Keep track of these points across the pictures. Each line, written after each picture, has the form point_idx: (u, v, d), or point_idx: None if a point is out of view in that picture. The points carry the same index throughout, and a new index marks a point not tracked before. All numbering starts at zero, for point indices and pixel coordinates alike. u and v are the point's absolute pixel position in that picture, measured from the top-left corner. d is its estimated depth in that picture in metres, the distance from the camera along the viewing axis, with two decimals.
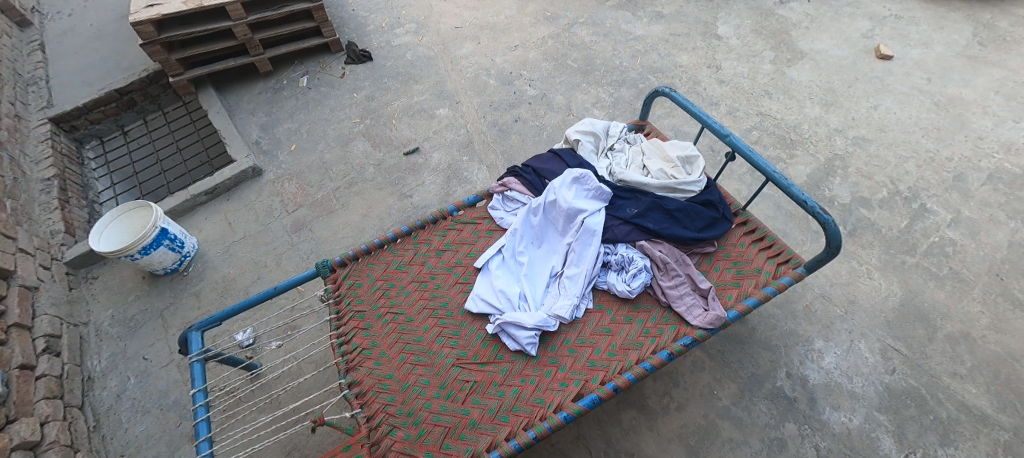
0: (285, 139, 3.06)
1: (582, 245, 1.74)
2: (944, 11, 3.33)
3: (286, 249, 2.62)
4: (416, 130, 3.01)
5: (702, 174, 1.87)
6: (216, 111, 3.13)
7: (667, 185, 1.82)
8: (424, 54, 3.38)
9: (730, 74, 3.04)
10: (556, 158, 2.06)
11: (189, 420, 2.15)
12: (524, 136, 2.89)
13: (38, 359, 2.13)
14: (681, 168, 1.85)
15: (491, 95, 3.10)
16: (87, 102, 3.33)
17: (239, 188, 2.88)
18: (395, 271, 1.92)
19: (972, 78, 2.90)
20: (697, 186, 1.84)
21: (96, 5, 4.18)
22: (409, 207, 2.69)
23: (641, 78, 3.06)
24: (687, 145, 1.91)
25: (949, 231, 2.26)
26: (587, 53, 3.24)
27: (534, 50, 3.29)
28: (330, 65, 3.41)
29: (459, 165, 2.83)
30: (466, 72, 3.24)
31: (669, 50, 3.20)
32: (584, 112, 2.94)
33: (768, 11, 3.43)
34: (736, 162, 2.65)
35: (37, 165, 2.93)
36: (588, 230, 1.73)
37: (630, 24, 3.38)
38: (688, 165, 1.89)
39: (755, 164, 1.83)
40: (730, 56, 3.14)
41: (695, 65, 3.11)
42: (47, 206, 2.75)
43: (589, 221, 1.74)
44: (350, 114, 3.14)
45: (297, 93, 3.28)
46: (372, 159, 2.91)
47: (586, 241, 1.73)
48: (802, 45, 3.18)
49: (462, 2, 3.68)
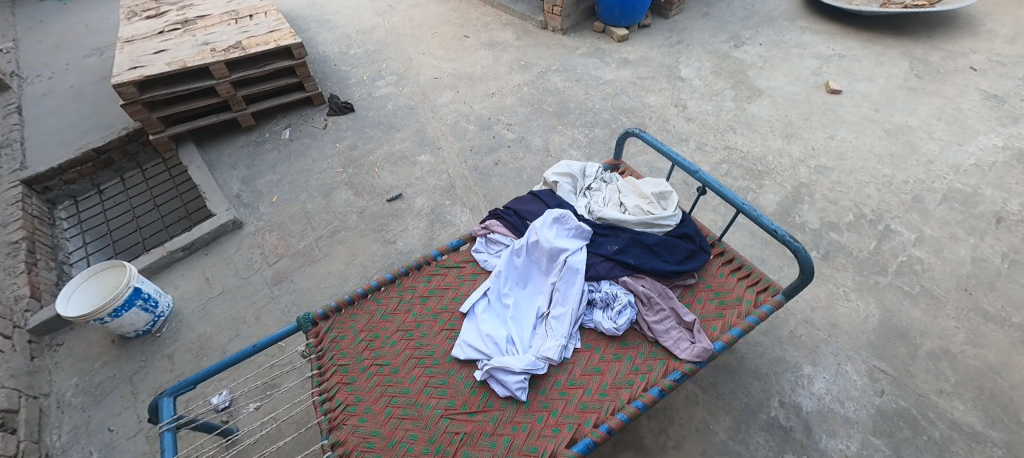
0: (266, 191, 3.05)
1: (566, 284, 1.74)
2: (881, 49, 3.65)
3: (266, 303, 2.54)
4: (398, 177, 3.04)
5: (677, 209, 1.92)
6: (196, 166, 3.12)
7: (645, 220, 1.86)
8: (404, 104, 3.49)
9: (696, 112, 3.22)
10: (535, 199, 2.07)
11: None
12: (505, 179, 2.95)
13: None
14: (656, 203, 1.91)
15: (470, 140, 3.19)
16: (62, 163, 3.29)
17: (217, 243, 2.82)
18: (379, 321, 1.85)
19: (915, 107, 3.14)
20: (673, 220, 1.88)
21: (76, 67, 4.21)
22: (393, 253, 2.68)
23: (614, 119, 3.21)
24: (661, 181, 1.97)
25: (915, 249, 2.37)
26: (561, 97, 3.39)
27: (510, 96, 3.43)
28: (312, 118, 3.47)
29: (442, 209, 2.85)
30: (446, 120, 3.34)
31: (638, 92, 3.38)
32: (562, 153, 3.04)
33: (725, 54, 3.69)
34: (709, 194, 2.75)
35: (5, 228, 2.85)
36: (571, 268, 1.74)
37: (599, 70, 3.58)
38: (663, 201, 1.94)
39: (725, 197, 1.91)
40: (694, 96, 3.33)
41: (663, 105, 3.28)
42: (12, 272, 2.66)
43: (571, 260, 1.75)
44: (332, 164, 3.16)
45: (279, 146, 3.30)
46: (355, 207, 2.91)
47: (570, 279, 1.74)
48: (759, 83, 3.41)
49: (438, 55, 3.85)
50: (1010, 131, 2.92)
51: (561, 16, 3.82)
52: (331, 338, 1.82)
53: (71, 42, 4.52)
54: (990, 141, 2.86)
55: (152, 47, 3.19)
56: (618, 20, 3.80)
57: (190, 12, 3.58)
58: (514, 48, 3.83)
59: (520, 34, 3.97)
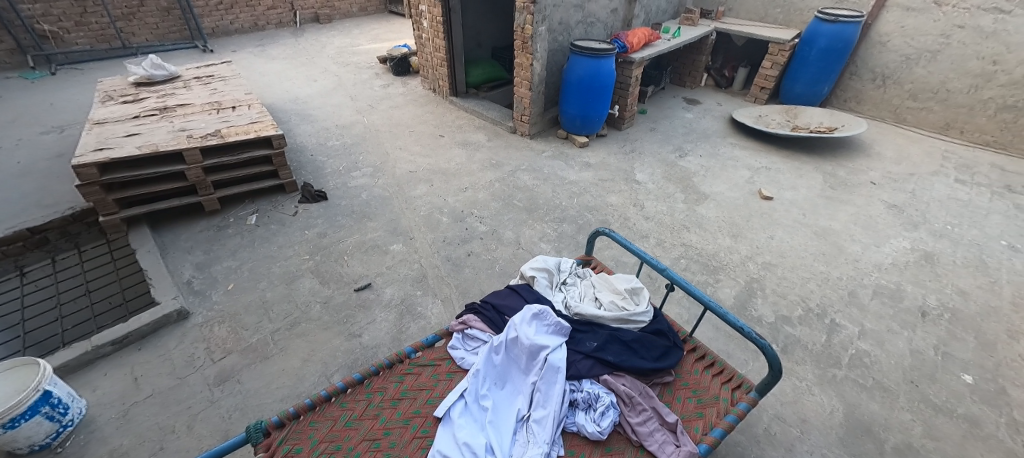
0: (223, 278, 2.87)
1: (548, 383, 1.69)
2: (800, 164, 4.26)
3: (204, 408, 2.26)
4: (368, 266, 2.97)
5: (650, 304, 1.99)
6: (147, 250, 2.92)
7: (621, 316, 1.90)
8: (378, 194, 3.54)
9: (653, 212, 3.50)
10: (513, 293, 2.09)
11: None
12: (478, 269, 2.98)
13: None
14: (630, 299, 1.97)
15: (443, 231, 3.23)
16: None
17: (155, 335, 2.56)
18: (343, 429, 1.68)
19: (836, 213, 3.60)
20: (646, 316, 1.93)
21: (29, 143, 3.99)
22: (358, 347, 2.52)
23: (580, 216, 3.41)
24: (632, 278, 2.07)
25: (861, 343, 2.56)
26: (530, 193, 3.59)
27: (482, 191, 3.59)
28: (282, 204, 3.40)
29: (413, 299, 2.79)
30: (419, 211, 3.40)
31: (600, 192, 3.66)
32: (532, 245, 3.15)
33: (672, 162, 4.15)
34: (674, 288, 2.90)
35: None
36: (552, 366, 1.71)
37: (564, 171, 3.88)
38: (635, 295, 2.02)
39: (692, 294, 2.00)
40: (650, 197, 3.65)
41: (623, 204, 3.56)
42: None
43: (552, 358, 1.72)
44: (298, 251, 3.06)
45: (243, 232, 3.17)
46: (320, 296, 2.78)
47: (551, 378, 1.70)
48: (704, 188, 3.81)
49: (414, 150, 4.03)
50: (915, 236, 3.39)
51: (528, 123, 4.20)
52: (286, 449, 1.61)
53: (27, 118, 4.34)
54: (901, 244, 3.30)
55: (123, 131, 3.15)
56: (579, 129, 4.23)
57: (170, 100, 3.62)
58: (486, 148, 4.10)
59: (490, 136, 4.29)
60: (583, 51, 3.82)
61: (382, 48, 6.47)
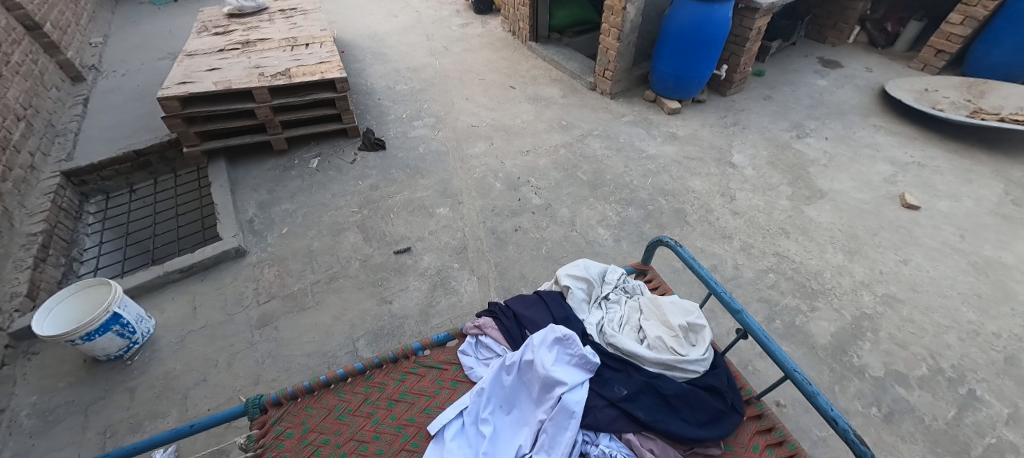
0: (279, 220, 2.95)
1: (557, 426, 1.44)
2: (970, 164, 3.20)
3: (244, 348, 2.41)
4: (411, 228, 2.86)
5: (708, 349, 1.58)
6: (219, 184, 3.07)
7: (665, 361, 1.54)
8: (435, 149, 3.35)
9: (745, 206, 2.87)
10: (541, 302, 1.80)
11: None
12: (522, 248, 2.73)
13: None
14: (682, 339, 1.58)
15: (494, 199, 2.99)
16: (103, 160, 3.34)
17: (216, 268, 2.72)
18: (335, 422, 1.62)
19: (1011, 240, 2.66)
20: (700, 366, 1.54)
21: (149, 68, 4.40)
22: (387, 315, 2.48)
23: (651, 200, 2.94)
24: (693, 310, 1.66)
25: (1009, 430, 1.92)
26: (597, 166, 3.17)
27: (545, 158, 3.25)
28: (343, 149, 3.38)
29: (448, 272, 2.64)
30: (474, 172, 3.17)
31: (682, 173, 3.11)
32: (588, 230, 2.80)
33: (784, 143, 3.36)
34: None
35: (30, 217, 2.90)
36: (565, 409, 1.44)
37: (644, 142, 3.37)
38: (691, 333, 1.62)
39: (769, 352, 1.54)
40: (745, 187, 3.00)
41: (708, 192, 2.97)
42: (20, 265, 2.66)
43: (567, 398, 1.46)
44: (349, 202, 3.03)
45: (304, 174, 3.22)
46: (360, 254, 2.75)
47: (562, 420, 1.44)
48: (821, 185, 3.03)
49: (480, 101, 3.74)
50: None
51: (612, 81, 3.64)
52: (280, 431, 1.60)
53: (151, 43, 4.78)
54: None
55: (207, 65, 3.24)
56: (672, 92, 3.57)
57: (253, 34, 3.66)
58: (558, 106, 3.69)
59: (566, 92, 3.82)
60: None
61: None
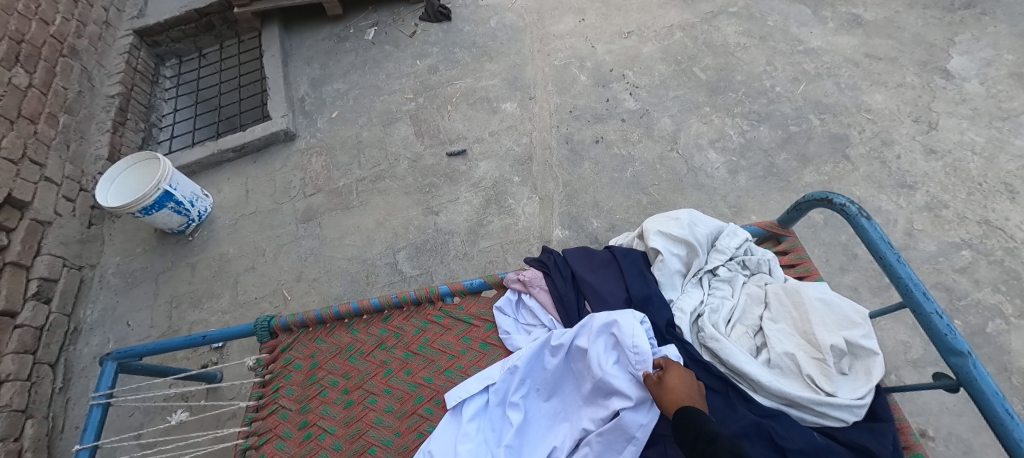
0: (330, 102, 2.62)
1: (605, 447, 1.04)
2: None
3: (288, 241, 2.25)
4: (470, 125, 2.40)
5: (870, 389, 1.02)
6: (271, 54, 2.74)
7: (793, 397, 1.03)
8: (511, 23, 2.72)
9: (950, 141, 2.02)
10: (612, 267, 1.33)
11: (154, 418, 1.97)
12: (600, 167, 2.16)
13: (23, 306, 1.99)
14: (831, 368, 1.04)
15: (575, 97, 2.39)
16: (169, 20, 3.08)
17: (268, 151, 2.52)
18: (344, 364, 1.40)
19: None
20: (849, 417, 1.01)
21: None
22: (431, 228, 2.16)
23: (797, 117, 2.16)
24: (858, 324, 1.08)
25: None
26: (725, 61, 2.36)
27: (652, 43, 2.49)
28: (403, 18, 2.85)
29: (505, 187, 2.19)
30: (555, 58, 2.54)
31: (855, 80, 2.22)
32: (694, 152, 2.13)
33: None
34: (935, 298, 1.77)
35: (108, 78, 2.82)
36: (622, 430, 1.02)
37: (804, 29, 2.40)
38: (846, 358, 1.07)
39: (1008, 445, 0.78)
40: (958, 111, 2.08)
41: (892, 114, 2.11)
42: (102, 127, 2.63)
43: (628, 416, 1.03)
44: (403, 86, 2.59)
45: (360, 48, 2.78)
46: (410, 152, 2.38)
47: (615, 442, 1.03)
48: None
49: None
50: None
51: None
52: (285, 364, 1.43)
53: None
54: None
55: None
56: None
57: None
58: None
59: None
60: None
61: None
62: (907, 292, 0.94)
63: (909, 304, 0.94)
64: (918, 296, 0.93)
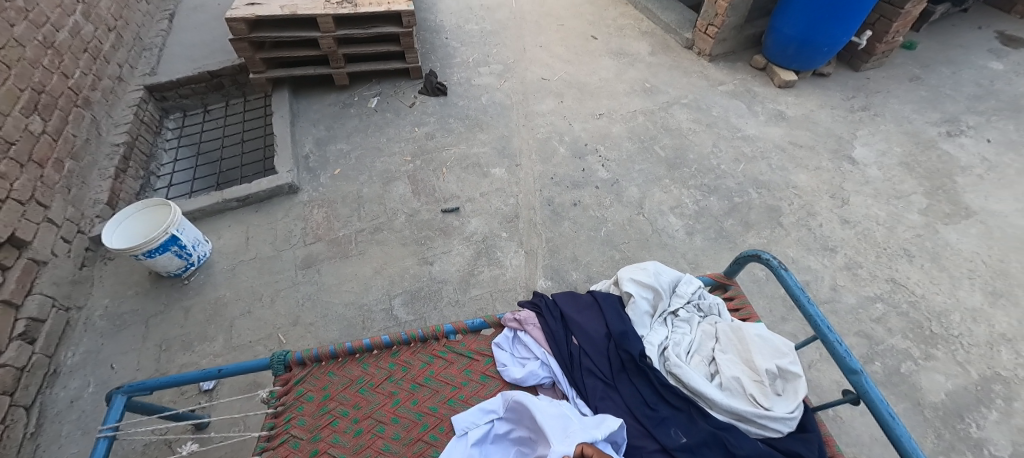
0: (334, 160, 2.86)
1: None
2: None
3: (287, 286, 2.35)
4: (464, 186, 2.69)
5: (799, 405, 1.30)
6: (281, 115, 3.01)
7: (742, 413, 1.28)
8: (499, 101, 3.13)
9: (860, 214, 2.48)
10: (595, 307, 1.58)
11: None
12: (579, 227, 2.47)
13: (9, 345, 1.97)
14: (768, 389, 1.31)
15: (556, 166, 2.75)
16: (182, 78, 3.33)
17: (272, 202, 2.69)
18: (355, 395, 1.52)
19: None
20: (784, 427, 1.27)
21: None
22: (426, 277, 2.35)
23: (740, 190, 2.59)
24: (785, 353, 1.37)
25: None
26: (681, 142, 2.82)
27: (620, 124, 2.93)
28: (404, 91, 3.22)
29: (495, 241, 2.45)
30: (538, 133, 2.93)
31: (785, 162, 2.70)
32: (658, 216, 2.49)
33: (929, 141, 2.75)
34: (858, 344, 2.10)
35: (115, 128, 2.95)
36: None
37: (742, 120, 2.92)
38: (780, 381, 1.35)
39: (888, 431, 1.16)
40: (864, 190, 2.57)
41: (815, 190, 2.58)
42: (103, 174, 2.70)
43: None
44: (403, 149, 2.89)
45: (363, 114, 3.09)
46: (408, 207, 2.62)
47: None
48: (970, 199, 2.52)
49: (556, 52, 3.46)
50: None
51: (714, 39, 3.17)
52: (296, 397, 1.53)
53: None
54: None
55: None
56: (790, 60, 3.02)
57: None
58: (644, 64, 3.32)
59: (656, 48, 3.44)
60: None
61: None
62: (817, 327, 1.31)
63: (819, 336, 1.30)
64: (824, 330, 1.29)
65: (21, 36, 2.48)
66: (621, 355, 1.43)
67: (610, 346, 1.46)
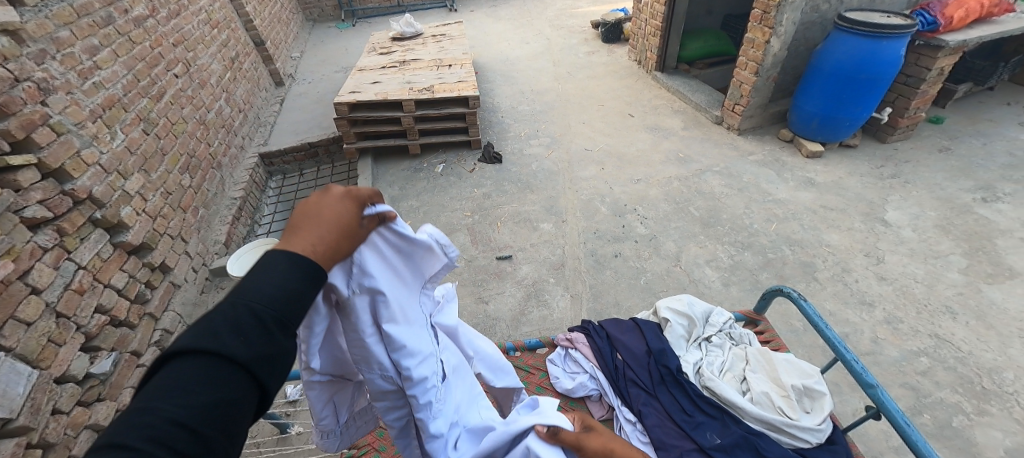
0: (405, 214, 3.33)
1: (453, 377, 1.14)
2: None
3: None
4: (515, 238, 3.04)
5: (826, 419, 1.49)
6: (365, 177, 3.59)
7: (771, 422, 1.48)
8: (547, 167, 3.58)
9: (896, 271, 2.57)
10: (636, 330, 1.84)
11: None
12: (619, 275, 2.71)
13: (147, 350, 2.45)
14: (795, 403, 1.50)
15: (598, 222, 3.06)
16: (287, 148, 4.09)
17: None
18: None
19: None
20: (813, 437, 1.45)
21: (328, 78, 5.36)
22: (481, 314, 2.61)
23: (772, 247, 2.77)
24: (812, 374, 1.57)
25: None
26: (714, 203, 3.08)
27: (656, 188, 3.26)
28: (465, 159, 3.76)
29: (543, 285, 2.73)
30: (582, 194, 3.30)
31: (816, 223, 2.88)
32: (693, 267, 2.70)
33: (964, 206, 2.87)
34: (907, 394, 2.08)
35: (235, 185, 3.64)
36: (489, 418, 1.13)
37: (773, 185, 3.17)
38: (807, 398, 1.53)
39: (908, 438, 1.36)
40: (899, 249, 2.67)
41: (848, 248, 2.71)
42: (223, 220, 3.31)
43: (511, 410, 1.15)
44: (463, 206, 3.33)
45: (431, 177, 3.62)
46: (466, 254, 2.99)
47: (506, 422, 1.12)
48: (1014, 260, 2.56)
49: (598, 128, 3.93)
50: None
51: (742, 116, 3.55)
52: None
53: (331, 60, 5.86)
54: None
55: (372, 78, 3.84)
56: (815, 134, 3.33)
57: (410, 55, 4.28)
58: (677, 137, 3.71)
59: (689, 123, 3.85)
60: (856, 28, 2.85)
61: (598, 12, 6.55)
62: (837, 350, 1.59)
63: (839, 358, 1.58)
64: (842, 351, 1.58)
65: (187, 115, 3.27)
66: (659, 368, 1.67)
67: (649, 361, 1.71)
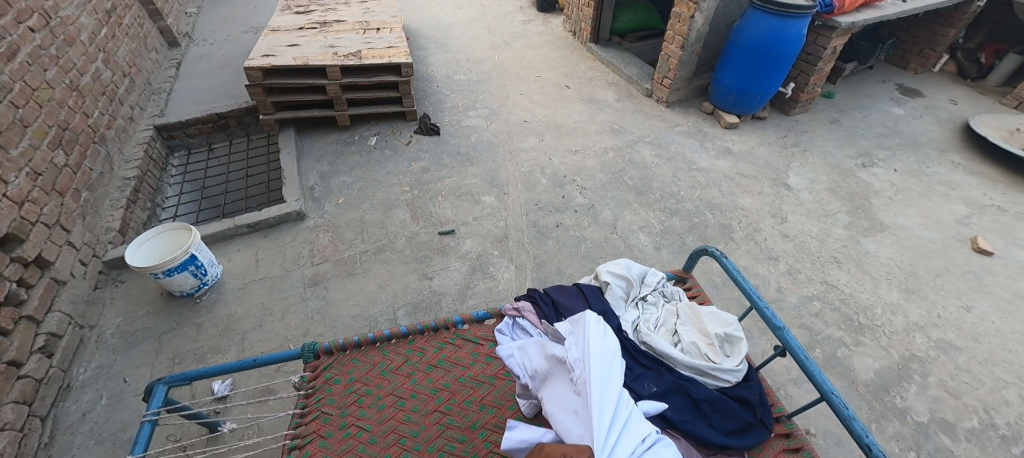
0: (337, 191, 3.13)
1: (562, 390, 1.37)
2: None
3: (297, 302, 2.53)
4: (458, 212, 3.00)
5: (742, 361, 1.67)
6: (288, 151, 3.31)
7: (698, 368, 1.63)
8: (486, 139, 3.54)
9: (797, 230, 2.92)
10: (579, 294, 1.91)
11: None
12: (561, 244, 2.80)
13: (30, 357, 2.11)
14: (718, 349, 1.67)
15: (539, 194, 3.11)
16: (189, 119, 3.61)
17: (280, 227, 2.91)
18: (377, 377, 1.81)
19: None
20: (733, 377, 1.63)
21: (234, 39, 4.78)
22: (427, 290, 2.58)
23: (697, 212, 3.01)
24: (732, 322, 1.75)
25: None
26: (646, 173, 3.26)
27: (593, 159, 3.37)
28: (400, 131, 3.60)
29: (488, 258, 2.74)
30: (523, 166, 3.31)
31: (733, 189, 3.17)
32: (629, 233, 2.86)
33: (848, 171, 3.31)
34: (806, 335, 2.41)
35: (126, 163, 3.16)
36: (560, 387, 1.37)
37: (696, 154, 3.42)
38: (727, 344, 1.72)
39: (809, 371, 1.59)
40: (799, 210, 3.03)
41: (759, 211, 3.03)
42: (115, 204, 2.88)
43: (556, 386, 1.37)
44: (401, 181, 3.20)
45: (363, 151, 3.43)
46: (407, 230, 2.89)
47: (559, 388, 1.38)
48: (884, 216, 3.01)
49: (535, 99, 3.94)
50: None
51: (669, 89, 3.74)
52: (332, 391, 1.77)
53: (235, 18, 5.21)
54: None
55: (288, 40, 3.48)
56: (731, 106, 3.61)
57: (330, 15, 3.93)
58: (611, 109, 3.83)
59: (621, 96, 3.98)
60: (766, 7, 3.09)
61: None
62: (754, 299, 1.78)
63: (753, 306, 1.77)
64: (758, 300, 1.77)
65: (52, 80, 2.75)
66: None
67: None
